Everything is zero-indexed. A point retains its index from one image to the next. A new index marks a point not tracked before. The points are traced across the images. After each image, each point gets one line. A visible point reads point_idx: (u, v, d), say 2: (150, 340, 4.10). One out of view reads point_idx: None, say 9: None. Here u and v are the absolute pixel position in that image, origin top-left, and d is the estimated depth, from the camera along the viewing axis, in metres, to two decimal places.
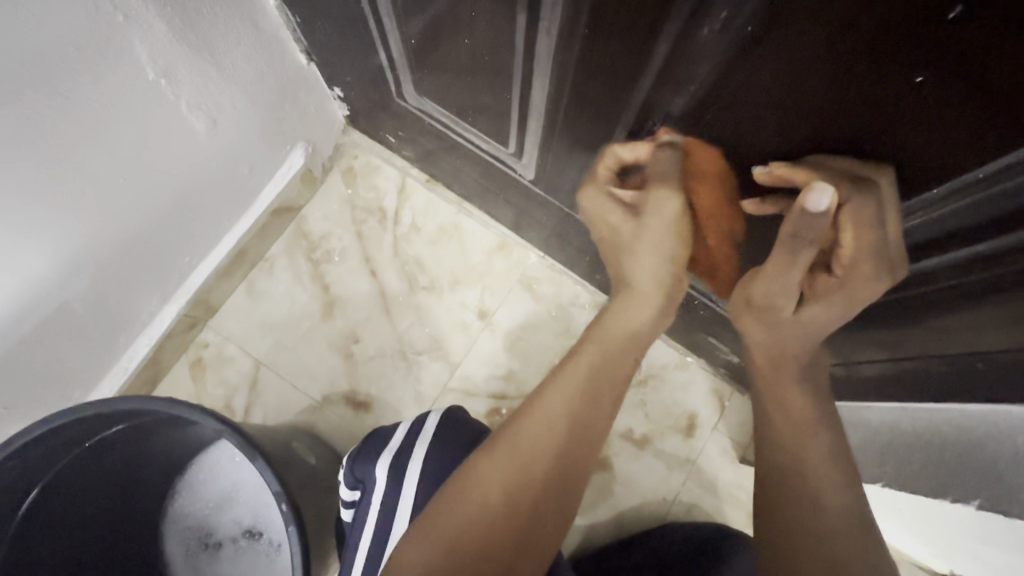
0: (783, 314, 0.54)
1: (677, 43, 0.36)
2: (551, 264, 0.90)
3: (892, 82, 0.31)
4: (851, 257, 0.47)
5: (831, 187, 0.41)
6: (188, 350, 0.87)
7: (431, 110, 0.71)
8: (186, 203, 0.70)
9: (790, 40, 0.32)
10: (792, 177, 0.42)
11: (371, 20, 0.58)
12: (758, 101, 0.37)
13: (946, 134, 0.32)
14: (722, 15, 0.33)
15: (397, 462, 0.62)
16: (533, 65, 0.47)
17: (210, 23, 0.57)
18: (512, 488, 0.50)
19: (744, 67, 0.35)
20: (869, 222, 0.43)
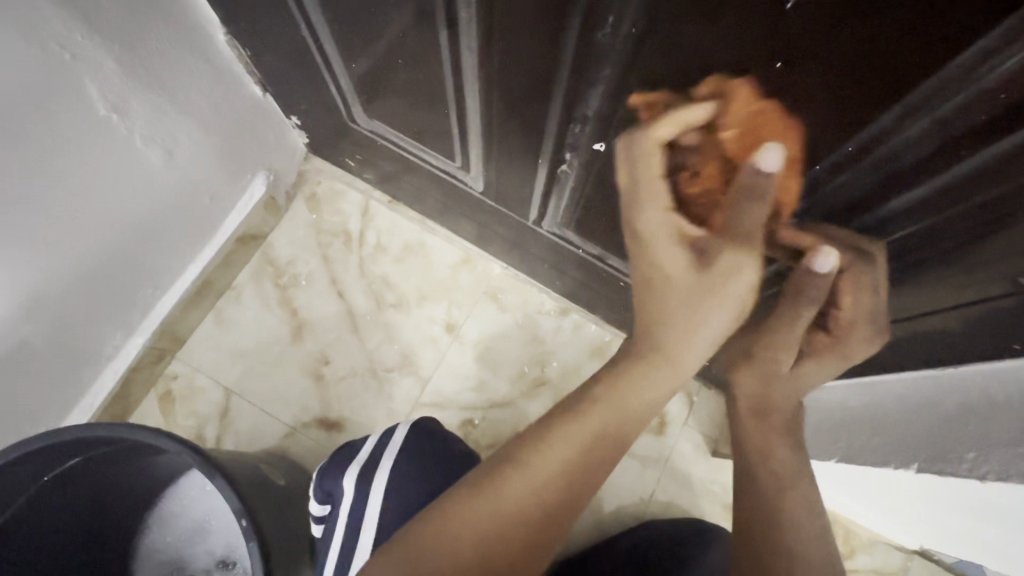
0: (781, 368, 0.53)
1: (580, 48, 0.39)
2: (515, 274, 0.92)
3: (757, 69, 0.35)
4: (849, 319, 0.49)
5: (835, 253, 0.45)
6: (156, 383, 0.87)
7: (383, 132, 0.74)
8: (146, 234, 0.71)
9: (670, 37, 0.35)
10: (798, 240, 0.46)
11: (315, 48, 0.61)
12: (657, 97, 0.41)
13: (822, 108, 0.35)
14: (610, 19, 0.36)
15: (366, 472, 0.62)
16: (462, 77, 0.50)
17: (160, 59, 0.60)
18: (486, 540, 0.42)
19: (638, 66, 0.39)
20: (868, 290, 0.46)
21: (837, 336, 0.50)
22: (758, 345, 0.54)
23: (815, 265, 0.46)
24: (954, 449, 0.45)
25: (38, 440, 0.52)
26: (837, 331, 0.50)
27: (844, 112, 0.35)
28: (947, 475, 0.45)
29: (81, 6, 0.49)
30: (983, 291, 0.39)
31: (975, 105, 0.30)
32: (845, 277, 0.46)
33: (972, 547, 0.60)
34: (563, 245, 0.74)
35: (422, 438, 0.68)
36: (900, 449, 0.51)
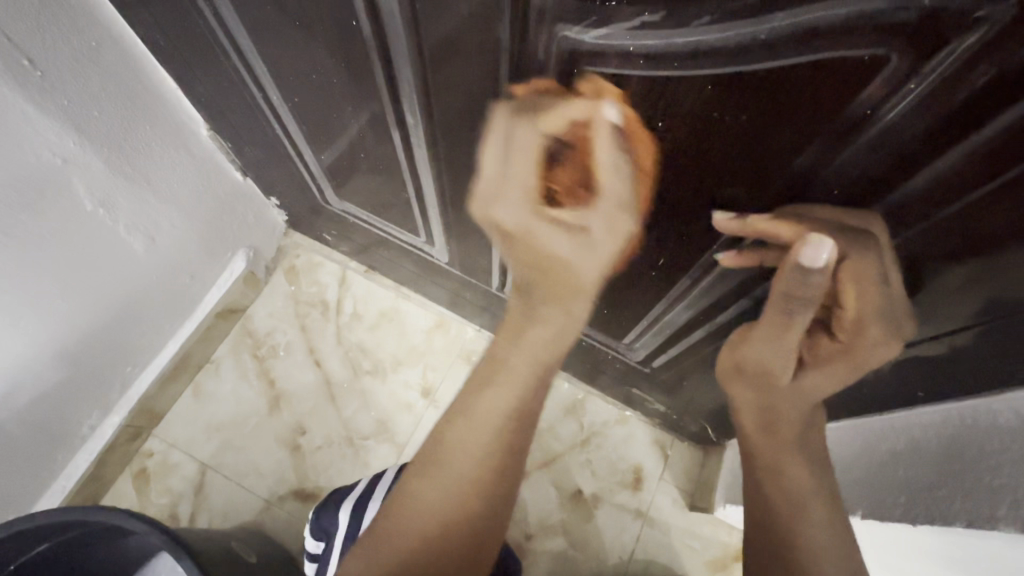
0: (782, 378, 0.47)
1: None
2: (486, 336, 0.95)
3: (648, 166, 0.41)
4: (856, 319, 0.41)
5: (829, 242, 0.36)
6: (131, 462, 0.87)
7: (354, 211, 0.80)
8: (126, 315, 0.74)
9: None
10: (775, 231, 0.39)
11: (286, 140, 0.68)
12: None
13: (704, 195, 0.42)
14: None
15: (357, 508, 0.62)
16: (417, 164, 0.56)
17: (143, 155, 0.65)
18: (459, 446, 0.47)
19: None
20: (869, 278, 0.38)
21: (847, 341, 0.43)
22: (749, 359, 0.48)
23: (803, 260, 0.37)
24: (890, 497, 0.47)
25: (18, 522, 0.53)
26: (844, 334, 0.43)
27: (736, 192, 0.40)
28: (885, 523, 0.47)
29: (76, 118, 0.55)
30: None
31: (826, 192, 0.36)
32: (844, 267, 0.38)
33: None
34: None
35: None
36: (850, 500, 0.52)
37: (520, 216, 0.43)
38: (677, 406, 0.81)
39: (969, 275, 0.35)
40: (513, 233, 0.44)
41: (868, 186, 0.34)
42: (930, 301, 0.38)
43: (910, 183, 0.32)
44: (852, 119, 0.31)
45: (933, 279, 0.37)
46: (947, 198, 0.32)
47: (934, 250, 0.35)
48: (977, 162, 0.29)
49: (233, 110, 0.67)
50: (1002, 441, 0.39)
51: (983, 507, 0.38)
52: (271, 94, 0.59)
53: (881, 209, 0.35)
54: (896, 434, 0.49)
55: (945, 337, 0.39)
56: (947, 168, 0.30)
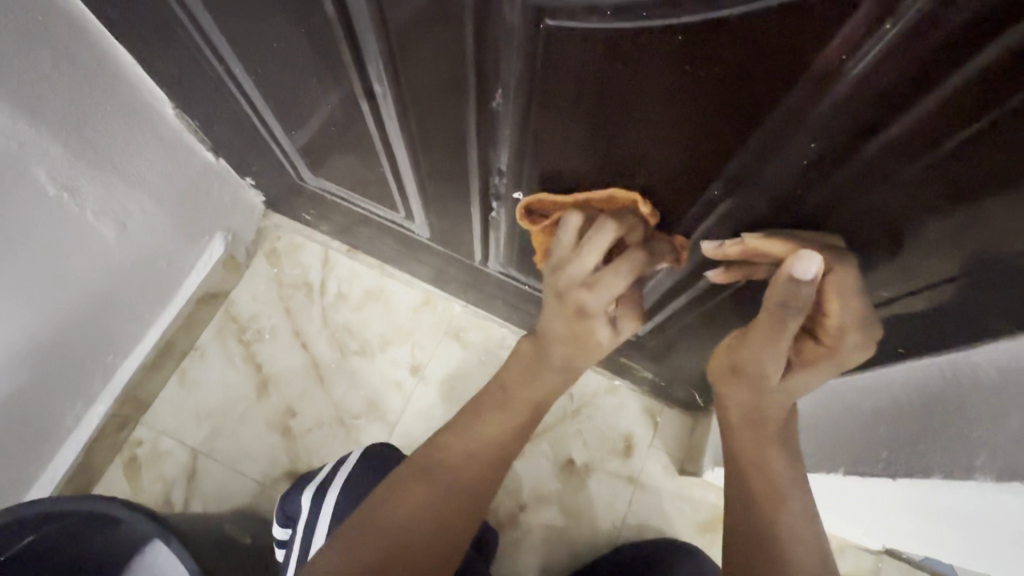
0: (771, 379, 0.47)
1: (480, 110, 0.44)
2: (474, 311, 0.94)
3: (625, 129, 0.40)
4: (838, 327, 0.43)
5: (818, 257, 0.39)
6: (121, 451, 0.86)
7: (331, 187, 0.78)
8: (102, 304, 0.72)
9: (552, 105, 0.40)
10: (768, 249, 0.42)
11: (255, 116, 0.66)
12: (561, 154, 0.46)
13: (682, 157, 0.41)
14: (500, 93, 0.41)
15: (319, 491, 0.64)
16: (389, 136, 0.55)
17: (107, 137, 0.63)
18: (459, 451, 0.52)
19: (536, 133, 0.44)
20: (853, 291, 0.41)
21: (829, 346, 0.45)
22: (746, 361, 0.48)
23: (793, 274, 0.39)
24: (872, 453, 0.48)
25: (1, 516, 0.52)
26: (826, 340, 0.45)
27: (720, 152, 0.39)
28: (868, 478, 0.48)
29: (28, 98, 0.53)
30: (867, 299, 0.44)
31: (805, 146, 0.35)
32: (828, 280, 0.40)
33: (918, 541, 0.64)
34: (512, 282, 0.78)
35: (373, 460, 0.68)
36: (834, 457, 0.53)
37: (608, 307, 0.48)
38: (665, 373, 0.81)
39: (947, 225, 0.34)
40: (593, 314, 0.48)
41: (845, 138, 0.33)
42: (912, 255, 0.38)
43: (890, 131, 0.32)
44: (827, 66, 0.30)
45: (914, 230, 0.36)
46: (925, 144, 0.31)
47: (913, 201, 0.34)
48: (955, 104, 0.28)
49: (196, 84, 0.64)
50: (978, 392, 0.39)
51: (961, 458, 0.38)
52: (233, 65, 0.56)
53: (862, 160, 0.34)
54: (877, 391, 0.49)
55: (924, 290, 0.39)
56: (924, 111, 0.30)
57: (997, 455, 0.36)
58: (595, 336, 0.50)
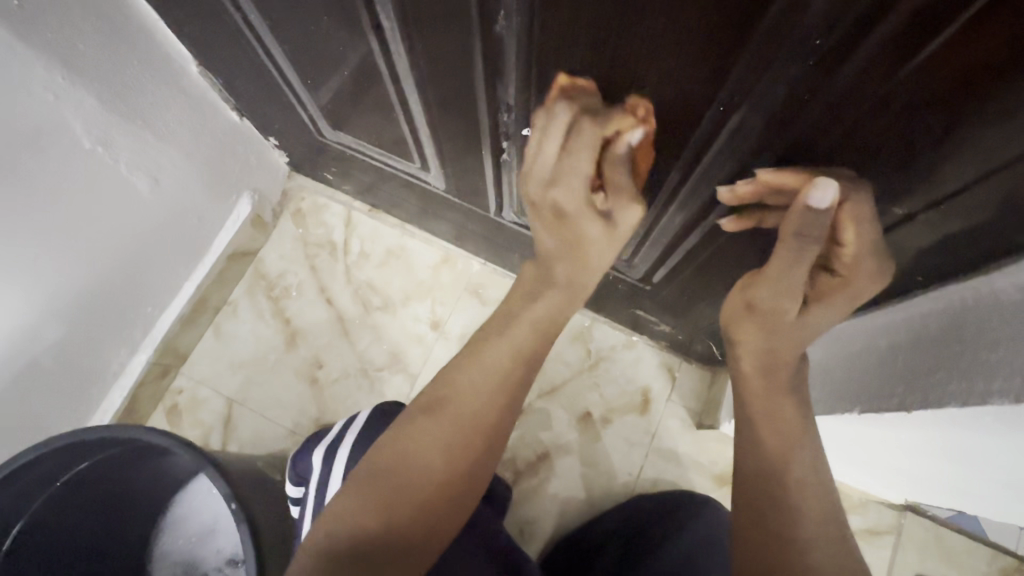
0: (786, 316, 0.48)
1: (483, 39, 0.43)
2: (492, 268, 0.95)
3: (620, 47, 0.38)
4: (853, 258, 0.43)
5: (833, 186, 0.38)
6: (163, 398, 0.92)
7: (350, 143, 0.79)
8: (140, 256, 0.76)
9: (550, 24, 0.38)
10: (781, 182, 0.42)
11: (275, 72, 0.67)
12: (561, 81, 0.44)
13: (678, 78, 0.38)
14: (501, 15, 0.40)
15: (330, 447, 0.67)
16: (400, 79, 0.55)
17: (135, 91, 0.65)
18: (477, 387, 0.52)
19: (536, 59, 0.42)
20: (870, 217, 0.40)
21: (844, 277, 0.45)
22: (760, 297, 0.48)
23: (810, 204, 0.39)
24: (889, 388, 0.47)
25: (47, 444, 0.55)
26: (841, 270, 0.45)
27: (719, 72, 0.36)
28: (882, 415, 0.47)
29: (60, 49, 0.55)
30: (882, 220, 0.41)
31: (805, 48, 0.32)
32: (843, 209, 0.40)
33: (938, 488, 0.63)
34: (527, 234, 0.78)
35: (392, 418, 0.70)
36: (848, 396, 0.52)
37: (577, 202, 0.51)
38: (682, 326, 0.81)
39: (966, 123, 0.31)
40: (570, 214, 0.52)
41: (848, 32, 0.30)
42: (932, 164, 0.35)
43: (894, 25, 0.29)
44: None
45: (932, 134, 0.33)
46: (936, 28, 0.28)
47: (929, 99, 0.31)
48: None
49: (216, 37, 0.65)
50: (1003, 317, 0.38)
51: (979, 383, 0.37)
52: (250, 13, 0.57)
53: (868, 57, 0.31)
54: (898, 327, 0.48)
55: (948, 202, 0.37)
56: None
57: (1017, 376, 0.35)
58: (582, 234, 0.53)
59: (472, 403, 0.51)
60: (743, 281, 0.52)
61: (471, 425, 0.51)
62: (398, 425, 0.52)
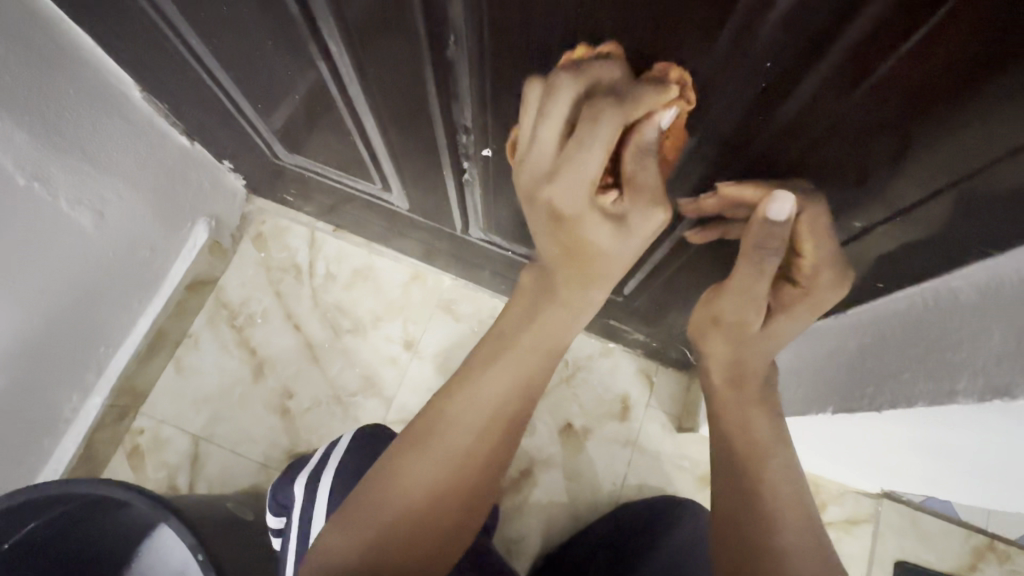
0: (752, 327, 0.47)
1: (436, 64, 0.42)
2: (463, 284, 0.94)
3: None
4: (813, 266, 0.43)
5: (790, 199, 0.38)
6: (123, 440, 0.87)
7: (307, 165, 0.76)
8: (87, 295, 0.71)
9: (502, 49, 0.38)
10: (741, 194, 0.41)
11: (226, 99, 0.65)
12: (518, 104, 0.43)
13: None
14: (451, 41, 0.39)
15: (313, 474, 0.64)
16: (353, 103, 0.53)
17: (71, 122, 0.61)
18: (481, 415, 0.48)
19: (491, 83, 0.42)
20: (825, 228, 0.40)
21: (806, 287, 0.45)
22: (725, 311, 0.48)
23: (770, 215, 0.38)
24: (859, 389, 0.47)
25: None
26: (804, 281, 0.45)
27: None
28: (853, 416, 0.48)
29: None
30: (845, 231, 0.42)
31: (755, 70, 0.32)
32: (800, 221, 0.40)
33: (913, 479, 0.64)
34: (495, 249, 0.77)
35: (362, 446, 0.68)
36: (820, 399, 0.53)
37: (581, 202, 0.39)
38: (657, 332, 0.81)
39: (917, 142, 0.32)
40: (571, 217, 0.41)
41: (801, 51, 0.30)
42: (889, 179, 0.36)
43: (839, 48, 0.29)
44: None
45: (889, 150, 0.34)
46: (883, 49, 0.28)
47: (884, 117, 0.32)
48: (904, 8, 0.26)
49: (159, 64, 0.62)
50: (960, 318, 0.39)
51: (944, 385, 0.38)
52: (189, 38, 0.54)
53: (822, 76, 0.31)
54: (862, 329, 0.49)
55: (903, 216, 0.38)
56: (871, 19, 0.27)
57: (978, 376, 0.35)
58: (589, 242, 0.42)
59: (468, 433, 0.47)
60: (706, 292, 0.51)
61: (465, 454, 0.47)
62: (390, 451, 0.48)
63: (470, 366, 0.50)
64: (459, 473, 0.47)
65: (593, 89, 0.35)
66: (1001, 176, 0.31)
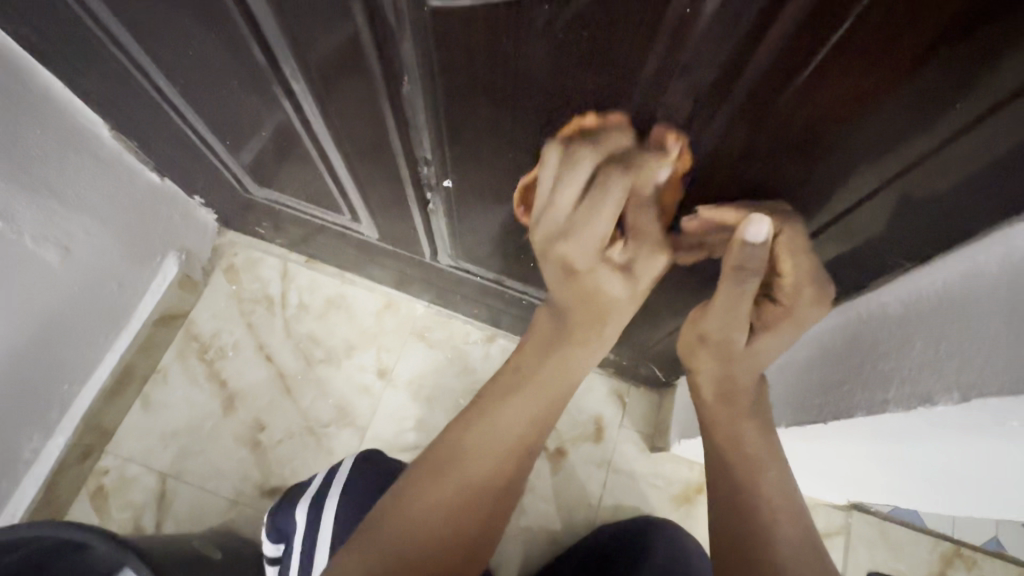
0: (737, 344, 0.50)
1: (394, 103, 0.45)
2: (436, 310, 0.95)
3: (525, 105, 0.41)
4: (793, 285, 0.45)
5: (767, 221, 0.41)
6: (87, 481, 0.85)
7: (277, 198, 0.78)
8: (51, 332, 0.70)
9: (455, 88, 0.41)
10: (720, 217, 0.45)
11: (196, 137, 0.66)
12: (474, 137, 0.46)
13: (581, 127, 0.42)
14: (406, 82, 0.42)
15: (317, 497, 0.65)
16: (319, 138, 0.55)
17: (39, 160, 0.62)
18: (498, 448, 0.52)
19: (447, 118, 0.45)
20: (802, 247, 0.43)
21: (785, 305, 0.47)
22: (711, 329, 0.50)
23: (747, 238, 0.42)
24: (807, 402, 0.50)
25: None
26: (783, 299, 0.47)
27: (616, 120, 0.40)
28: (804, 428, 0.50)
29: None
30: None
31: (685, 97, 0.36)
32: (777, 242, 0.42)
33: (873, 489, 0.66)
34: (465, 276, 0.79)
35: (360, 471, 0.69)
36: (775, 411, 0.55)
37: (591, 257, 0.46)
38: (625, 353, 0.83)
39: (834, 156, 0.36)
40: (582, 270, 0.48)
41: (721, 80, 0.34)
42: (824, 185, 0.39)
43: (752, 78, 0.33)
44: (676, 21, 0.31)
45: (826, 149, 0.36)
46: (789, 78, 0.32)
47: (801, 136, 0.36)
48: (799, 41, 0.30)
49: (128, 103, 0.64)
50: (889, 328, 0.42)
51: (877, 394, 0.40)
52: (157, 79, 0.56)
53: (763, 70, 0.33)
54: (809, 343, 0.52)
55: (835, 225, 0.41)
56: (774, 52, 0.31)
57: (905, 384, 0.38)
58: (601, 290, 0.49)
59: (484, 462, 0.51)
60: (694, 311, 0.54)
61: (479, 481, 0.51)
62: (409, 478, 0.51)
63: (486, 400, 0.53)
64: (472, 500, 0.51)
65: (613, 156, 0.41)
66: (920, 174, 0.34)
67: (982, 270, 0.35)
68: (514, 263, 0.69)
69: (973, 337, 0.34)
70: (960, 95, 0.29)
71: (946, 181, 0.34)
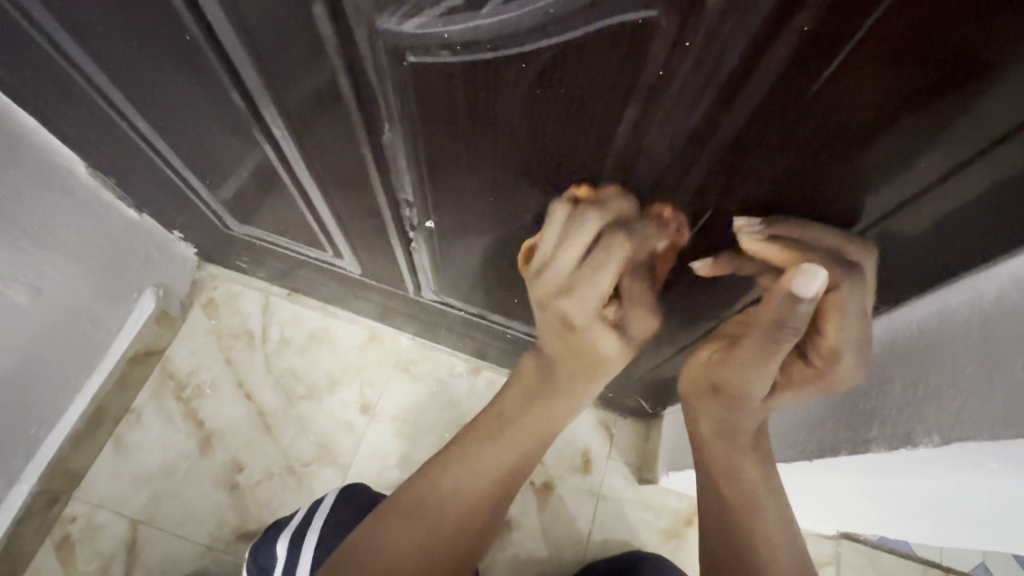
0: (754, 396, 0.46)
1: (376, 147, 0.45)
2: (421, 343, 0.94)
3: (506, 150, 0.42)
4: (834, 347, 0.41)
5: (822, 278, 0.37)
6: (52, 530, 0.81)
7: (257, 234, 0.77)
8: (19, 375, 0.68)
9: (435, 134, 0.41)
10: (773, 254, 0.40)
11: (175, 176, 0.66)
12: (455, 179, 0.46)
13: (561, 171, 0.43)
14: (387, 128, 0.42)
15: (294, 538, 0.63)
16: (300, 179, 0.55)
17: (11, 200, 0.61)
18: (470, 495, 0.51)
19: (428, 160, 0.45)
20: (855, 310, 0.39)
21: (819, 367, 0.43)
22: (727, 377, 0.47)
23: (795, 291, 0.38)
24: (792, 437, 0.50)
25: None
26: (819, 362, 0.43)
27: (597, 165, 0.41)
28: (791, 464, 0.50)
29: None
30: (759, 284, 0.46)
31: (664, 145, 0.37)
32: (827, 299, 0.39)
33: (863, 520, 0.66)
34: (449, 310, 0.78)
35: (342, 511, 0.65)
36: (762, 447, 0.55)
37: (590, 313, 0.50)
38: (611, 384, 0.83)
39: (813, 200, 0.37)
40: (582, 325, 0.51)
41: (698, 131, 0.35)
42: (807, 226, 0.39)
43: (728, 128, 0.34)
44: (651, 77, 0.32)
45: (806, 193, 0.37)
46: (763, 128, 0.33)
47: (780, 181, 0.37)
48: (772, 95, 0.31)
49: (106, 142, 0.63)
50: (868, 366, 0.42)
51: (860, 433, 0.41)
52: (136, 120, 0.55)
53: (743, 116, 0.33)
54: None
55: None
56: (747, 106, 0.32)
57: (887, 424, 0.38)
58: (596, 346, 0.52)
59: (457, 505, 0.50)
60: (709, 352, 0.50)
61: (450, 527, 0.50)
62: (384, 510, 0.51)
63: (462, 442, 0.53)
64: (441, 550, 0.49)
65: (616, 221, 0.44)
66: (899, 219, 0.35)
67: (954, 312, 0.36)
68: (498, 297, 0.69)
69: (950, 379, 0.34)
70: (940, 135, 0.30)
71: (922, 226, 0.34)
